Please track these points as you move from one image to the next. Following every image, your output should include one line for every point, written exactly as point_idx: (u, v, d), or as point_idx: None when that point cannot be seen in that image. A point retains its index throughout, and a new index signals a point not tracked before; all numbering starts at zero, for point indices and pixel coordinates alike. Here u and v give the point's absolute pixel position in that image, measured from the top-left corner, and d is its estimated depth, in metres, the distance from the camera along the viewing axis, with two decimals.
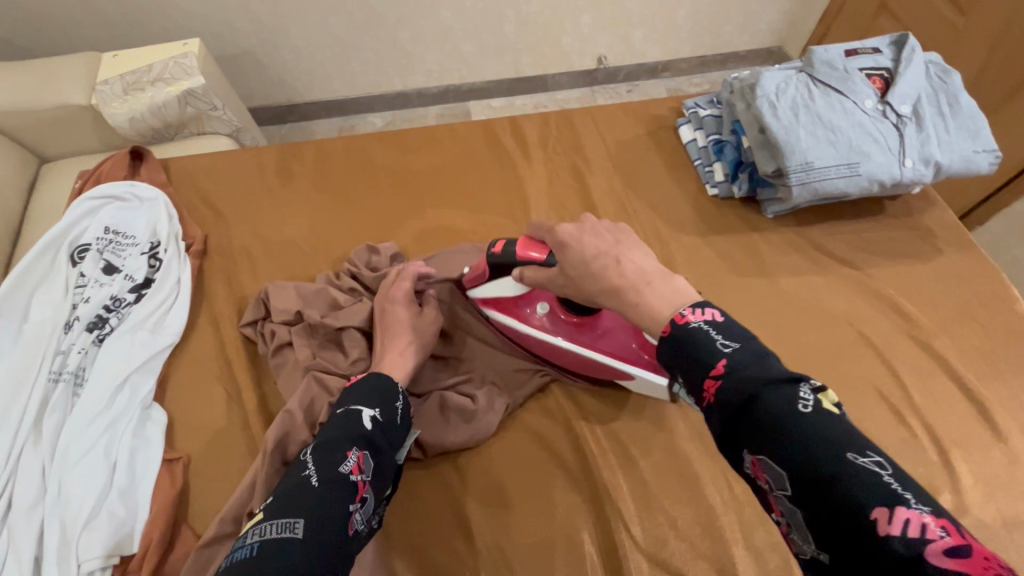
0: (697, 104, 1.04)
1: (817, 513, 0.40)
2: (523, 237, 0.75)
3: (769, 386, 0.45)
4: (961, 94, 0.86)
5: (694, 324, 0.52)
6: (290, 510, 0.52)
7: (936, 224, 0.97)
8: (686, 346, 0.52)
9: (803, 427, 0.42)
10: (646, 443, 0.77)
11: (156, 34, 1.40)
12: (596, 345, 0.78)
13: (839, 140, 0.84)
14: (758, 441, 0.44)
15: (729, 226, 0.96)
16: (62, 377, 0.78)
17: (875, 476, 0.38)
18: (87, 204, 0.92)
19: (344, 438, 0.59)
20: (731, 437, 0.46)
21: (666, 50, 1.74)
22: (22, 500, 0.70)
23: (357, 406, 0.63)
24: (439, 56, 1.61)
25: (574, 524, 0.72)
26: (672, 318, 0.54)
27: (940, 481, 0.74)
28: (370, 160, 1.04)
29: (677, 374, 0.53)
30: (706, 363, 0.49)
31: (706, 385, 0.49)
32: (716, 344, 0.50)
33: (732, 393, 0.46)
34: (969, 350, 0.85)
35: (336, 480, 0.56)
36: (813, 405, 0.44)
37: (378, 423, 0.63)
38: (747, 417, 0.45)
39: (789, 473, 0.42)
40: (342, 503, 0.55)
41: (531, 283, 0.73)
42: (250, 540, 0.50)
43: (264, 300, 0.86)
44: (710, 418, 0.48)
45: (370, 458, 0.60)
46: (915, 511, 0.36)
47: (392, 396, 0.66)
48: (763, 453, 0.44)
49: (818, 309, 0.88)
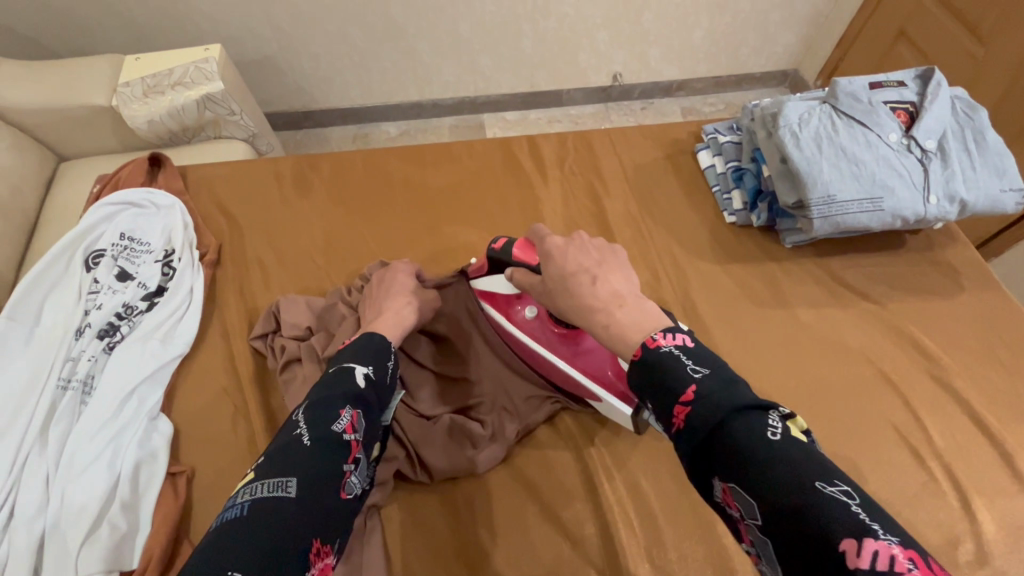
0: (717, 129, 1.04)
1: (787, 544, 0.39)
2: (524, 240, 0.74)
3: (738, 413, 0.44)
4: (988, 131, 0.85)
5: (664, 349, 0.51)
6: (283, 469, 0.51)
7: (958, 260, 0.95)
8: (655, 371, 0.50)
9: (772, 455, 0.41)
10: (657, 476, 0.76)
11: (179, 38, 1.41)
12: (575, 361, 0.77)
13: (862, 173, 0.83)
14: (727, 469, 0.43)
15: (746, 254, 0.95)
16: (71, 385, 0.78)
17: (844, 506, 0.37)
18: (105, 209, 0.92)
19: (337, 396, 0.59)
20: (701, 464, 0.45)
21: (681, 69, 1.75)
22: (24, 510, 0.69)
23: (351, 363, 0.63)
24: (455, 68, 1.62)
25: (582, 557, 0.70)
26: (643, 341, 0.53)
27: (960, 529, 0.72)
28: (387, 173, 1.04)
29: (648, 398, 0.52)
30: (674, 388, 0.48)
31: (675, 411, 0.48)
32: (685, 369, 0.48)
33: (703, 419, 0.45)
34: (990, 391, 0.83)
35: (330, 437, 0.55)
36: (781, 432, 0.43)
37: (371, 381, 0.63)
38: (716, 444, 0.44)
39: (757, 502, 0.40)
40: (337, 462, 0.54)
41: (519, 285, 0.70)
42: (240, 500, 0.48)
43: (275, 313, 0.86)
44: (679, 444, 0.47)
45: (362, 418, 0.60)
46: (883, 543, 0.35)
47: (382, 352, 0.67)
48: (733, 481, 0.42)
49: (836, 343, 0.86)
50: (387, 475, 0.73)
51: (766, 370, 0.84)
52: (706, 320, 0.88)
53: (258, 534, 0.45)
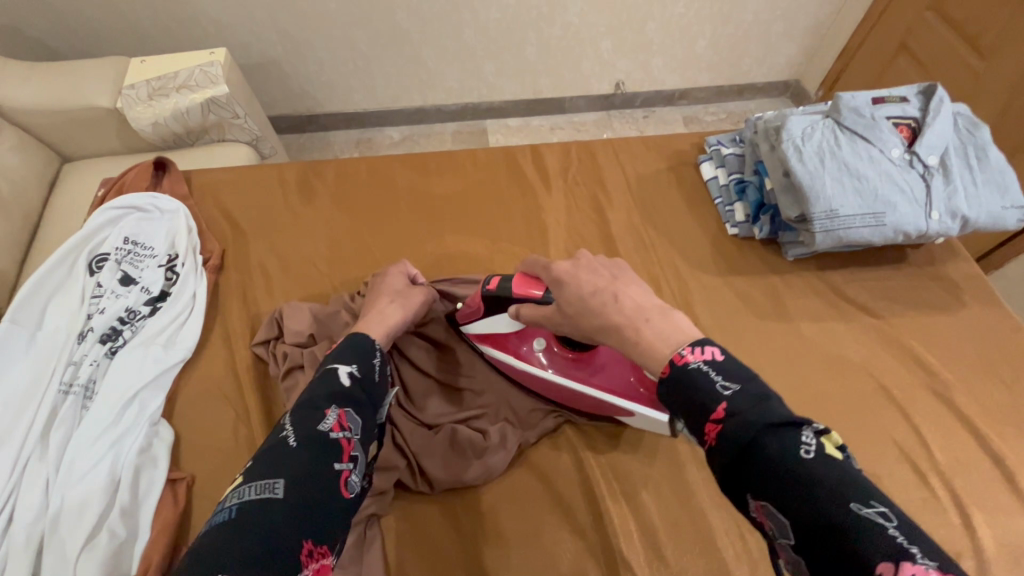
0: (720, 141, 1.04)
1: (823, 565, 0.39)
2: (521, 274, 0.74)
3: (770, 432, 0.44)
4: (990, 147, 0.86)
5: (693, 365, 0.51)
6: (270, 471, 0.52)
7: (959, 275, 0.96)
8: (684, 388, 0.50)
9: (805, 476, 0.41)
10: (658, 488, 0.75)
11: (184, 41, 1.42)
12: (591, 380, 0.76)
13: (864, 188, 0.83)
14: (760, 489, 0.43)
15: (748, 266, 0.95)
16: (73, 389, 0.78)
17: (880, 529, 0.38)
18: (109, 213, 0.93)
19: (322, 397, 0.59)
20: (733, 481, 0.46)
21: (684, 78, 1.75)
22: (23, 515, 0.69)
23: (334, 364, 0.64)
24: (459, 74, 1.63)
25: (582, 570, 0.70)
26: (671, 358, 0.52)
27: (962, 546, 0.72)
28: (391, 180, 1.04)
29: (678, 413, 0.52)
30: (705, 406, 0.48)
31: (707, 428, 0.48)
32: (715, 387, 0.48)
33: (733, 438, 0.45)
34: (991, 407, 0.83)
35: (317, 437, 0.55)
36: (815, 450, 0.43)
37: (357, 379, 0.63)
38: (747, 463, 0.44)
39: (792, 523, 0.41)
40: (327, 461, 0.55)
41: (527, 320, 0.72)
42: (229, 504, 0.49)
43: (277, 319, 0.86)
44: (711, 461, 0.47)
45: (352, 416, 0.60)
46: (921, 567, 0.36)
47: (367, 352, 0.67)
48: (766, 501, 0.43)
49: (838, 357, 0.86)
50: (387, 484, 0.73)
51: (768, 383, 0.84)
52: (709, 332, 0.88)
53: (245, 536, 0.46)
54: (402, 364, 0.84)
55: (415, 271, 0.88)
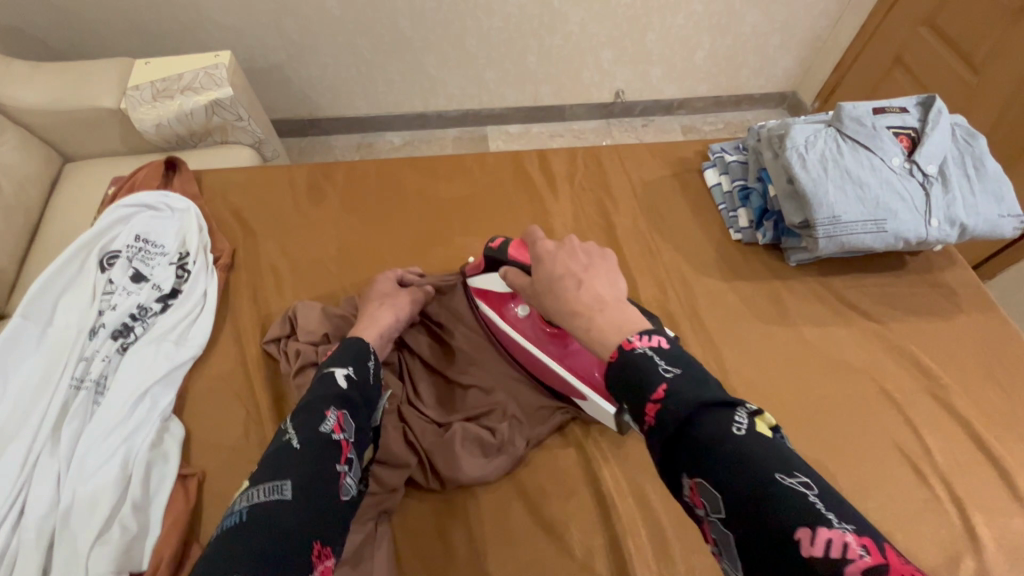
0: (723, 149, 1.07)
1: (748, 537, 0.40)
2: (519, 241, 0.78)
3: (704, 410, 0.45)
4: (987, 158, 0.88)
5: (639, 350, 0.52)
6: (277, 474, 0.52)
7: (957, 282, 0.98)
8: (628, 372, 0.51)
9: (734, 451, 0.42)
10: (665, 487, 0.77)
11: (190, 43, 1.43)
12: (563, 360, 0.78)
13: (866, 196, 0.85)
14: (693, 466, 0.44)
15: (752, 271, 0.97)
16: (85, 384, 0.78)
17: (800, 497, 0.39)
18: (122, 211, 0.93)
19: (321, 400, 0.60)
20: (670, 463, 0.46)
21: (683, 88, 1.78)
22: (34, 509, 0.69)
23: (330, 368, 0.65)
24: (461, 81, 1.65)
25: (592, 567, 0.71)
26: (619, 344, 0.53)
27: (961, 547, 0.73)
28: (400, 184, 1.05)
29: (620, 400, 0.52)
30: (646, 387, 0.49)
31: (646, 409, 0.48)
32: (658, 369, 0.49)
33: (671, 418, 0.46)
34: (988, 411, 0.85)
35: (318, 439, 0.56)
36: (746, 428, 0.44)
37: (353, 381, 0.65)
38: (683, 442, 0.45)
39: (722, 497, 0.42)
40: (330, 463, 0.56)
41: (512, 284, 0.73)
42: (239, 506, 0.50)
43: (290, 318, 0.87)
44: (650, 443, 0.48)
45: (349, 418, 0.61)
46: (837, 531, 0.36)
47: (362, 354, 0.69)
48: (699, 478, 0.43)
49: (838, 360, 0.88)
50: (399, 481, 0.74)
51: (770, 388, 0.85)
52: (712, 335, 0.90)
53: (258, 539, 0.47)
54: (412, 361, 0.86)
55: (418, 270, 0.93)
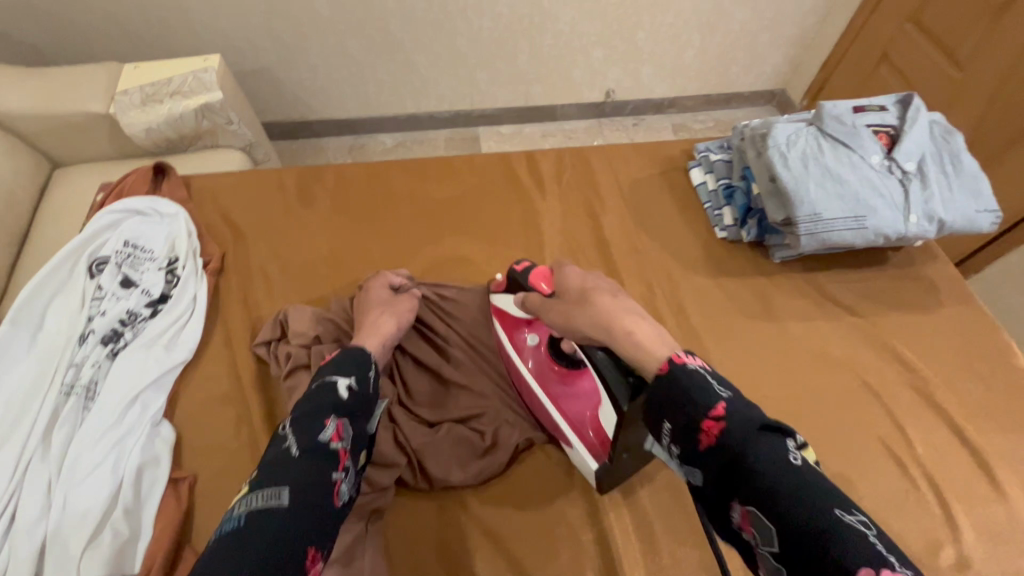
0: (708, 148, 1.08)
1: (802, 566, 0.42)
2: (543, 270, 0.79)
3: (764, 437, 0.48)
4: (964, 155, 0.90)
5: (692, 367, 0.54)
6: (275, 480, 0.54)
7: (938, 276, 1.00)
8: (681, 388, 0.53)
9: (796, 483, 0.45)
10: (652, 482, 0.78)
11: (180, 47, 1.43)
12: (561, 402, 0.77)
13: (846, 193, 0.87)
14: (752, 491, 0.46)
15: (737, 267, 0.99)
16: (75, 390, 0.78)
17: (861, 535, 0.41)
18: (110, 216, 0.94)
19: (321, 407, 0.61)
20: (725, 485, 0.49)
21: (673, 87, 1.79)
22: (26, 514, 0.70)
23: (332, 376, 0.66)
24: (452, 82, 1.66)
25: (580, 563, 0.72)
26: (670, 357, 0.56)
27: (942, 534, 0.75)
28: (390, 186, 1.06)
29: (664, 415, 0.55)
30: (704, 404, 0.52)
31: (703, 426, 0.51)
32: (714, 390, 0.52)
33: (732, 440, 0.49)
34: (968, 402, 0.86)
35: (317, 447, 0.58)
36: (801, 462, 0.47)
37: (354, 392, 0.65)
38: (743, 465, 0.47)
39: (778, 527, 0.44)
40: (327, 471, 0.57)
41: (529, 309, 0.76)
42: (237, 511, 0.51)
43: (280, 321, 0.87)
44: (707, 462, 0.50)
45: (348, 426, 0.62)
46: (898, 573, 0.39)
47: (363, 364, 0.69)
48: (756, 505, 0.46)
49: (822, 355, 0.90)
50: (388, 481, 0.74)
51: (755, 383, 0.87)
52: (699, 332, 0.91)
53: (254, 544, 0.48)
54: (404, 363, 0.87)
55: (405, 271, 0.93)
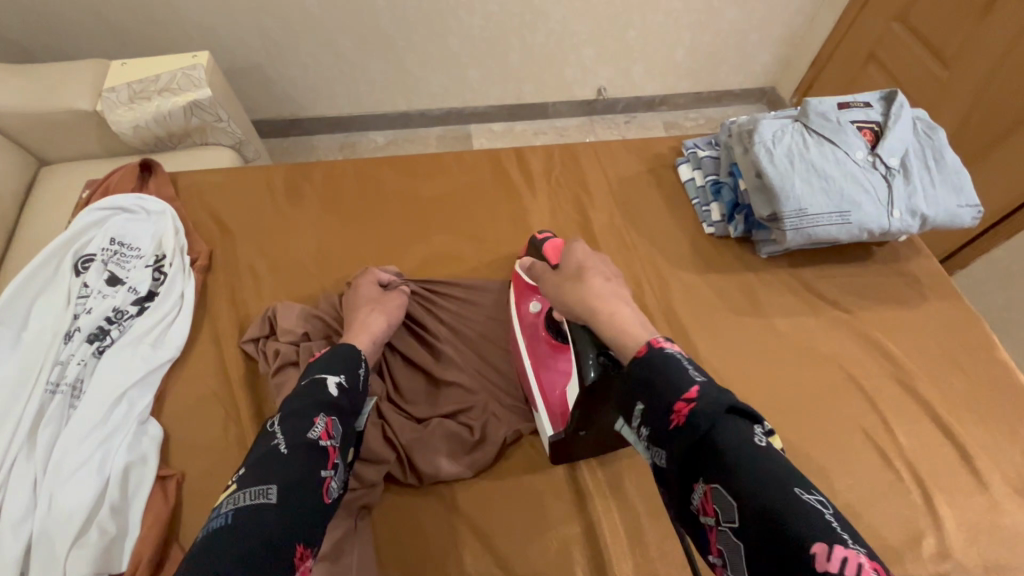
0: (696, 144, 1.09)
1: (761, 544, 0.43)
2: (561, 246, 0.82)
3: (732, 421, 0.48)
4: (946, 151, 0.91)
5: (669, 350, 0.54)
6: (264, 478, 0.54)
7: (922, 271, 1.01)
8: (657, 369, 0.53)
9: (760, 464, 0.45)
10: (639, 476, 0.79)
11: (168, 44, 1.42)
12: (540, 369, 0.80)
13: (831, 189, 0.88)
14: (718, 472, 0.47)
15: (725, 263, 0.99)
16: (60, 388, 0.78)
17: (818, 514, 0.42)
18: (96, 214, 0.93)
19: (312, 404, 0.61)
20: (692, 466, 0.49)
21: (664, 85, 1.80)
22: (11, 513, 0.69)
23: (322, 373, 0.66)
24: (444, 80, 1.65)
25: (568, 556, 0.72)
26: (649, 341, 0.56)
27: (923, 525, 0.76)
28: (380, 183, 1.06)
29: (637, 395, 0.54)
30: (676, 386, 0.51)
31: (675, 407, 0.50)
32: (688, 371, 0.52)
33: (702, 421, 0.49)
34: (951, 395, 0.88)
35: (306, 445, 0.58)
36: (766, 444, 0.48)
37: (344, 389, 0.65)
38: (712, 445, 0.47)
39: (741, 505, 0.44)
40: (316, 469, 0.57)
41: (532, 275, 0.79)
42: (224, 509, 0.51)
43: (269, 318, 0.87)
44: (675, 443, 0.50)
45: (337, 423, 0.62)
46: (851, 551, 0.40)
47: (352, 361, 0.69)
48: (721, 485, 0.46)
49: (808, 349, 0.91)
50: (377, 477, 0.75)
51: (741, 378, 0.87)
52: (686, 327, 0.92)
53: (242, 542, 0.48)
54: (392, 359, 0.87)
55: (395, 268, 0.94)
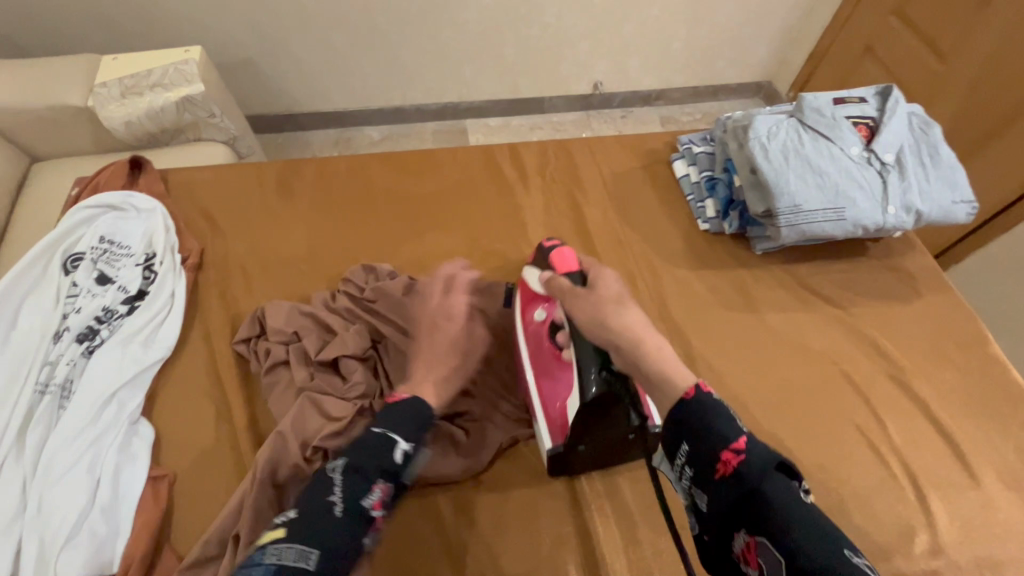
0: (691, 140, 1.08)
1: None
2: (573, 257, 0.78)
3: (776, 474, 0.50)
4: (941, 146, 0.91)
5: (715, 397, 0.56)
6: (310, 539, 0.54)
7: (917, 267, 1.01)
8: (704, 417, 0.54)
9: (805, 519, 0.47)
10: (633, 475, 0.78)
11: (159, 38, 1.40)
12: (541, 380, 0.76)
13: (826, 185, 0.87)
14: (761, 525, 0.48)
15: (720, 260, 0.99)
16: (49, 389, 0.77)
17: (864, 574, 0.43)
18: (85, 212, 0.92)
19: (374, 469, 0.60)
20: (734, 516, 0.51)
21: (660, 79, 1.79)
22: (1, 515, 0.69)
23: (395, 435, 0.63)
24: (439, 75, 1.64)
25: (561, 555, 0.72)
26: (696, 384, 0.57)
27: (917, 522, 0.76)
28: (372, 179, 1.05)
29: (682, 437, 0.55)
30: (726, 435, 0.53)
31: (721, 458, 0.52)
32: (735, 423, 0.54)
33: (748, 473, 0.50)
34: (944, 391, 0.88)
35: (358, 514, 0.58)
36: (808, 501, 0.50)
37: (409, 457, 0.63)
38: (756, 497, 0.49)
39: (784, 559, 0.46)
40: (359, 538, 0.57)
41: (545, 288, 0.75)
42: (268, 560, 0.52)
43: (259, 317, 0.87)
44: (719, 490, 0.52)
45: (392, 490, 0.61)
46: None
47: (427, 424, 0.66)
48: (764, 537, 0.48)
49: (802, 346, 0.90)
50: None
51: (736, 375, 0.87)
52: (680, 324, 0.92)
53: None
54: (386, 357, 0.86)
55: (388, 267, 0.93)
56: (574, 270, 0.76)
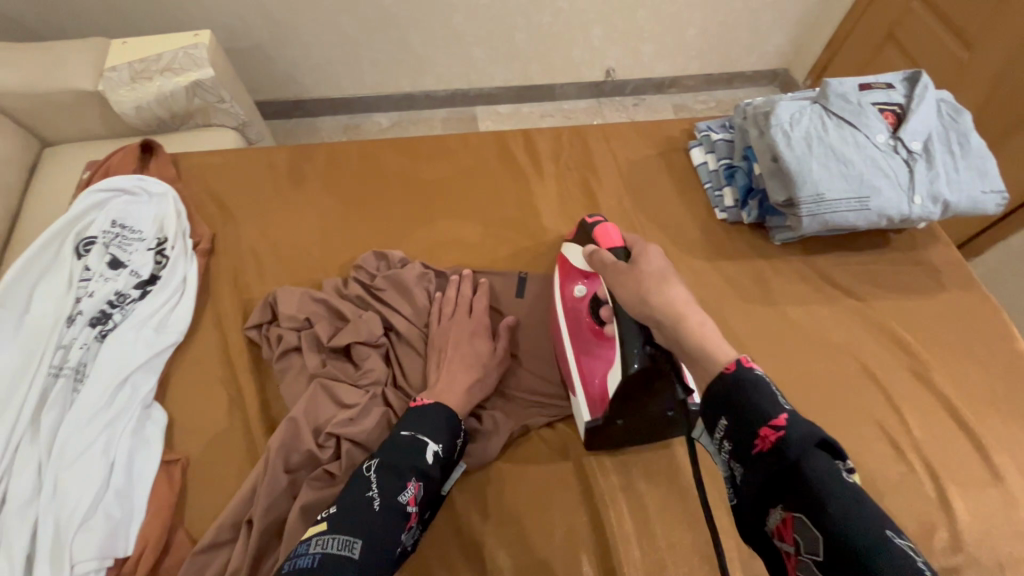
0: (709, 127, 1.06)
1: None
2: (618, 232, 0.75)
3: (818, 451, 0.47)
4: (971, 134, 0.88)
5: (756, 372, 0.53)
6: (351, 529, 0.58)
7: (941, 259, 0.98)
8: (745, 392, 0.51)
9: (847, 498, 0.44)
10: (647, 466, 0.78)
11: (168, 22, 1.39)
12: (581, 356, 0.76)
13: (850, 173, 0.85)
14: (801, 503, 0.46)
15: (737, 251, 0.97)
16: (63, 372, 0.77)
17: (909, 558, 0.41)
18: (96, 196, 0.91)
19: (405, 466, 0.65)
20: (770, 492, 0.48)
21: (675, 66, 1.75)
22: (17, 496, 0.69)
23: (424, 436, 0.68)
24: (449, 60, 1.61)
25: (573, 545, 0.72)
26: (738, 358, 0.54)
27: (936, 518, 0.75)
28: (383, 166, 1.04)
29: (721, 410, 0.53)
30: (766, 412, 0.50)
31: (760, 435, 0.49)
32: (776, 398, 0.51)
33: (791, 450, 0.47)
34: (966, 386, 0.86)
35: (396, 508, 0.61)
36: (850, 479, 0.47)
37: (439, 458, 0.68)
38: (797, 474, 0.47)
39: (825, 540, 0.43)
40: (395, 532, 0.60)
41: (590, 262, 0.72)
42: (312, 551, 0.56)
43: (271, 303, 0.86)
44: (757, 467, 0.49)
45: (424, 490, 0.65)
46: None
47: (455, 430, 0.70)
48: (801, 515, 0.46)
49: (821, 340, 0.89)
50: None
51: None
52: None
53: None
54: (399, 345, 0.85)
55: (401, 254, 0.92)
56: (620, 245, 0.72)
